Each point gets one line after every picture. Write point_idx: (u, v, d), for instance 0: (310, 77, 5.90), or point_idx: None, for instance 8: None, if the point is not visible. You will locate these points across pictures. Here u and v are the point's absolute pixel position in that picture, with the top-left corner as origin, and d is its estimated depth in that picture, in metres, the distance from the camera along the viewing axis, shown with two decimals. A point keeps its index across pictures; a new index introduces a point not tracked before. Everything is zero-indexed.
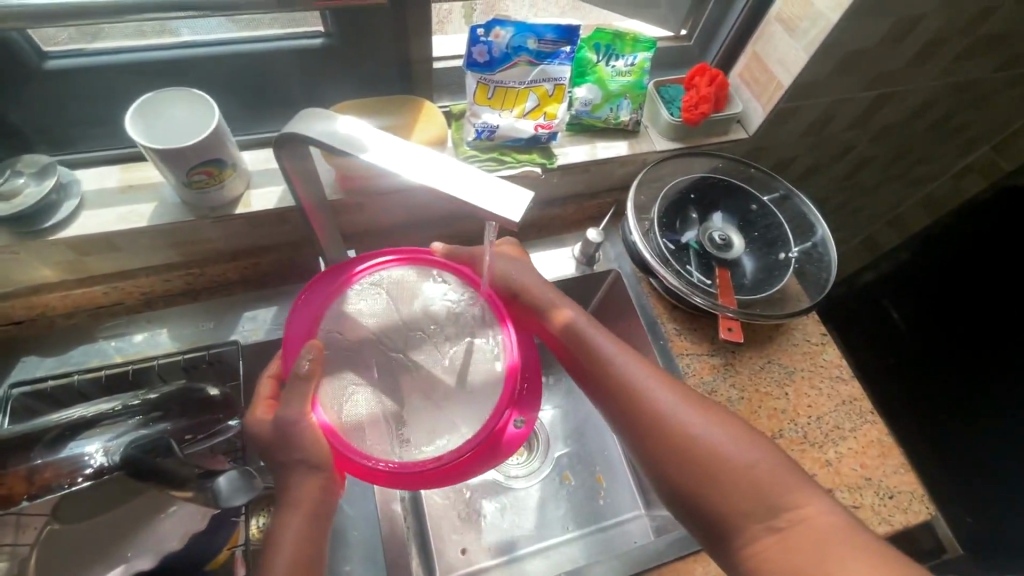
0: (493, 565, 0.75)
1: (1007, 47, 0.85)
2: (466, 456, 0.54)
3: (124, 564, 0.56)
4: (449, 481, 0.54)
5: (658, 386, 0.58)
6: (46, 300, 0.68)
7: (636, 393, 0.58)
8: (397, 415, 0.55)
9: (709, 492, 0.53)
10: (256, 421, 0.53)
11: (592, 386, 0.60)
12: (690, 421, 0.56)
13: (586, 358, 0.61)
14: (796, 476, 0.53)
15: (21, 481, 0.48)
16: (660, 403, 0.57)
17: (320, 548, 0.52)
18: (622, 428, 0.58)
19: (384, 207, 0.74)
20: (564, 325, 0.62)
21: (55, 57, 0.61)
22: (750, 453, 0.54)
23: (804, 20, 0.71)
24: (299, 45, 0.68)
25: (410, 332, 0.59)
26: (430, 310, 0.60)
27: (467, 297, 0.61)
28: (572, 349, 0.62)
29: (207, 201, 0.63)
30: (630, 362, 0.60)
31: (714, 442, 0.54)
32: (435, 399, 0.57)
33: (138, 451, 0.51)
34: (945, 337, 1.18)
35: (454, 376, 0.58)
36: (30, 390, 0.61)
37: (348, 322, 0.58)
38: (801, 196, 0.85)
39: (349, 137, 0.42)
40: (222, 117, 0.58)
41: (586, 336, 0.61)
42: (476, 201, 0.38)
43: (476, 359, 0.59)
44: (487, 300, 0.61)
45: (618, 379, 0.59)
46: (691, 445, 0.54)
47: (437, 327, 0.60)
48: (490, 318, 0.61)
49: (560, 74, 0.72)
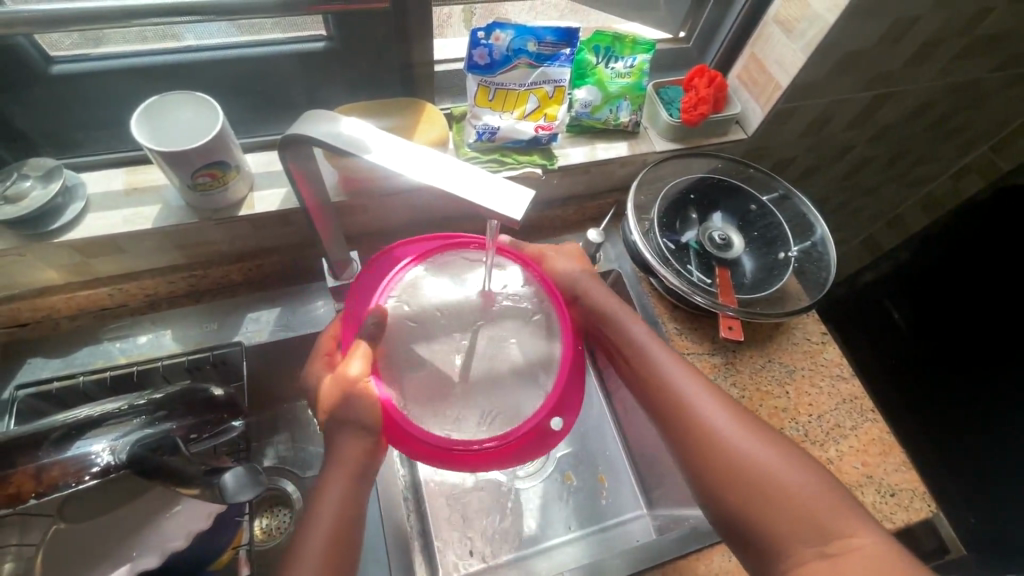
0: (495, 566, 0.75)
1: (1004, 48, 0.86)
2: (516, 440, 0.55)
3: (129, 563, 0.56)
4: (495, 465, 0.55)
5: (703, 394, 0.60)
6: (51, 302, 0.68)
7: (680, 398, 0.59)
8: (452, 397, 0.57)
9: (748, 504, 0.54)
10: (313, 374, 0.58)
11: (650, 403, 0.62)
12: (732, 432, 0.57)
13: (644, 372, 0.62)
14: (837, 499, 0.54)
15: (28, 478, 0.47)
16: (717, 422, 0.58)
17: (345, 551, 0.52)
18: (663, 430, 0.60)
19: (386, 209, 0.75)
20: (615, 330, 0.65)
21: (61, 62, 0.62)
22: (793, 472, 0.55)
23: (802, 21, 0.71)
24: (302, 49, 0.69)
25: (470, 316, 0.61)
26: (491, 298, 0.62)
27: (529, 289, 0.63)
28: (621, 353, 0.65)
29: (211, 204, 0.64)
30: (677, 370, 0.61)
31: (756, 457, 0.55)
32: (489, 384, 0.58)
33: (144, 449, 0.50)
34: (945, 338, 1.18)
35: (509, 365, 0.59)
36: (36, 391, 0.61)
37: (412, 297, 0.60)
38: (800, 195, 0.86)
39: (352, 137, 0.43)
40: (226, 119, 0.59)
41: (645, 351, 0.63)
42: (479, 200, 0.39)
43: (532, 350, 0.60)
44: (546, 292, 0.62)
45: (662, 386, 0.61)
46: (747, 466, 0.55)
47: (496, 315, 0.61)
48: (549, 310, 0.62)
49: (559, 76, 0.73)
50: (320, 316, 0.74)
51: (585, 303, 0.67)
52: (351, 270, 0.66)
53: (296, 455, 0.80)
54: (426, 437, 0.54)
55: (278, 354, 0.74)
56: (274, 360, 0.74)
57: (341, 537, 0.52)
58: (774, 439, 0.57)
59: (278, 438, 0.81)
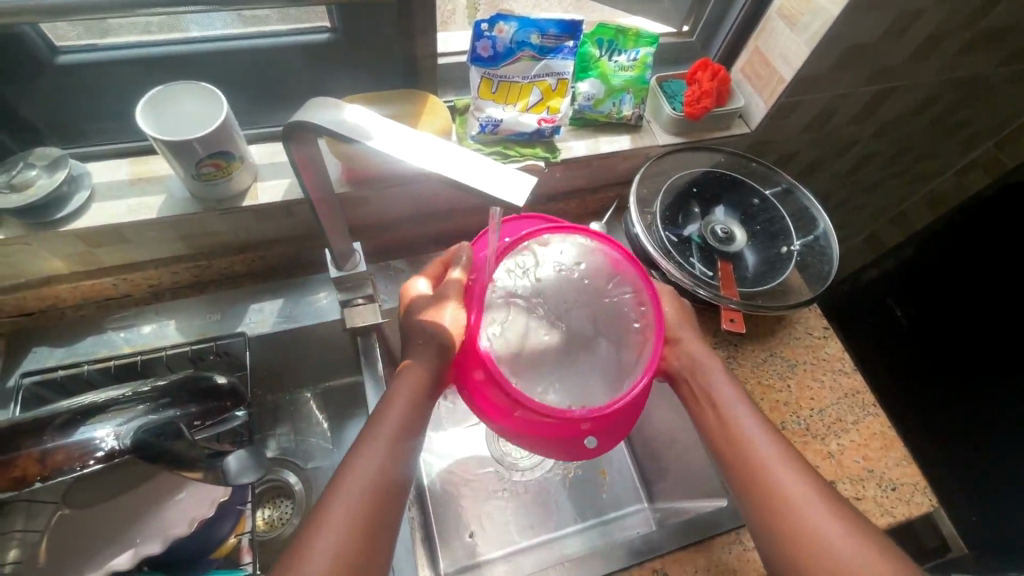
0: (497, 557, 0.76)
1: (1009, 43, 0.86)
2: (563, 428, 0.56)
3: (133, 549, 0.56)
4: (526, 441, 0.57)
5: (759, 426, 0.60)
6: (57, 291, 0.68)
7: (732, 424, 0.60)
8: (525, 366, 0.58)
9: (775, 531, 0.54)
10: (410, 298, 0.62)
11: (720, 451, 0.60)
12: (777, 465, 0.57)
13: (721, 424, 0.61)
14: (875, 562, 0.51)
15: (33, 463, 0.47)
16: (786, 483, 0.56)
17: (366, 537, 0.48)
18: (711, 448, 0.61)
19: (389, 201, 0.75)
20: (696, 367, 0.66)
21: (67, 52, 0.62)
22: (847, 540, 0.52)
23: (806, 14, 0.71)
24: (306, 40, 0.69)
25: (579, 305, 0.63)
26: (604, 299, 0.64)
27: (641, 304, 0.62)
28: (692, 382, 0.65)
29: (216, 193, 0.64)
30: (736, 400, 0.62)
31: (808, 511, 0.54)
32: (558, 368, 0.59)
33: (147, 434, 0.52)
34: (947, 337, 1.17)
35: (582, 358, 0.60)
36: (40, 379, 0.62)
37: (539, 267, 0.64)
38: (803, 189, 0.86)
39: (356, 125, 0.43)
40: (230, 109, 0.59)
41: (725, 405, 0.62)
42: (478, 184, 0.39)
43: (615, 356, 0.60)
44: (656, 319, 0.61)
45: (718, 413, 0.62)
46: (806, 531, 0.53)
47: (600, 314, 0.63)
48: (649, 333, 0.60)
49: (563, 69, 0.73)
50: (322, 307, 0.74)
51: (682, 348, 0.67)
52: (354, 261, 0.66)
53: (298, 446, 0.80)
54: (508, 391, 0.55)
55: (281, 345, 0.74)
56: (278, 349, 0.75)
57: (385, 486, 0.50)
58: (819, 484, 0.56)
59: (280, 429, 0.81)
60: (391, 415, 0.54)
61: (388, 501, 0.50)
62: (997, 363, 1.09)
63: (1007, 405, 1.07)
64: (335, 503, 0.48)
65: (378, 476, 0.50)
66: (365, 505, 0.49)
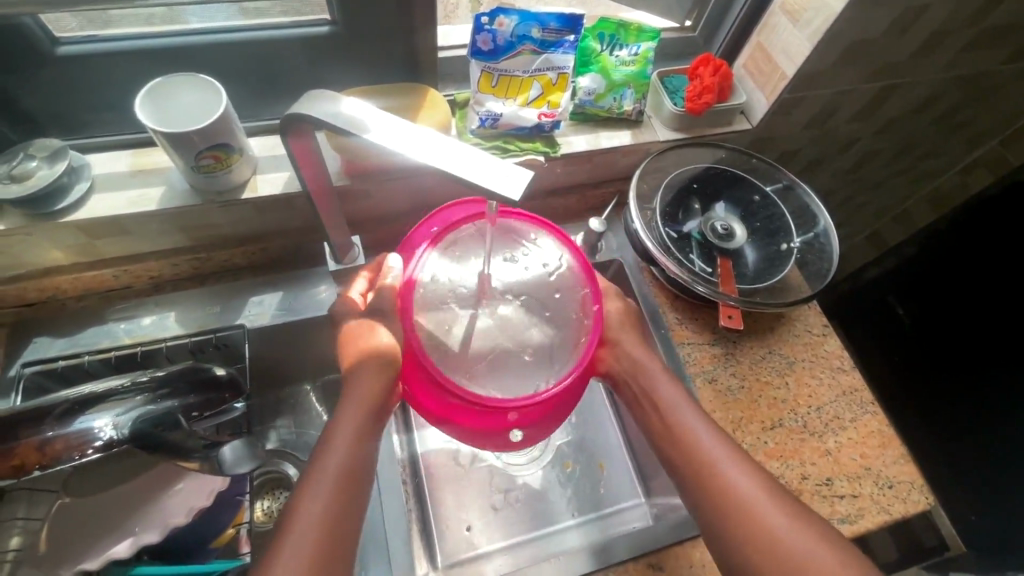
0: (495, 550, 0.76)
1: (1014, 40, 0.85)
2: (498, 423, 0.58)
3: (132, 537, 0.56)
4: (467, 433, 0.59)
5: (706, 427, 0.61)
6: (57, 283, 0.69)
7: (681, 426, 0.61)
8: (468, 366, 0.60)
9: (729, 533, 0.55)
10: (345, 306, 0.59)
11: (669, 452, 0.61)
12: (728, 463, 0.57)
13: (669, 425, 0.62)
14: (827, 555, 0.52)
15: (33, 452, 0.48)
16: (735, 479, 0.56)
17: (342, 540, 0.50)
18: (663, 454, 0.62)
19: (388, 195, 0.75)
20: (639, 369, 0.66)
21: (66, 43, 0.62)
22: (793, 530, 0.53)
23: (808, 10, 0.71)
24: (306, 32, 0.69)
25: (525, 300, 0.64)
26: (546, 293, 0.65)
27: (583, 302, 0.64)
28: (635, 384, 0.65)
29: (215, 186, 0.65)
30: (683, 403, 0.63)
31: (757, 505, 0.55)
32: (500, 364, 0.61)
33: (147, 424, 0.52)
34: (946, 338, 1.17)
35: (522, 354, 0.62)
36: (41, 369, 0.63)
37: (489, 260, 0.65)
38: (805, 186, 0.85)
39: (350, 118, 0.43)
40: (229, 102, 0.59)
41: (673, 407, 0.62)
42: (475, 177, 0.39)
43: (548, 354, 0.62)
44: (592, 319, 0.62)
45: (667, 417, 0.62)
46: (758, 525, 0.54)
47: (542, 311, 0.64)
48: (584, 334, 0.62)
49: (564, 63, 0.73)
50: (321, 300, 0.74)
51: (622, 350, 0.67)
52: (353, 254, 0.66)
53: (298, 439, 0.81)
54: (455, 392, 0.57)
55: (279, 337, 0.74)
56: (278, 341, 0.75)
57: (348, 483, 0.52)
58: (768, 480, 0.57)
59: (280, 422, 0.82)
60: (349, 413, 0.55)
61: (349, 495, 0.52)
62: (994, 364, 1.09)
63: (1006, 407, 1.07)
64: (299, 511, 0.49)
65: (344, 475, 0.52)
66: (332, 512, 0.50)
